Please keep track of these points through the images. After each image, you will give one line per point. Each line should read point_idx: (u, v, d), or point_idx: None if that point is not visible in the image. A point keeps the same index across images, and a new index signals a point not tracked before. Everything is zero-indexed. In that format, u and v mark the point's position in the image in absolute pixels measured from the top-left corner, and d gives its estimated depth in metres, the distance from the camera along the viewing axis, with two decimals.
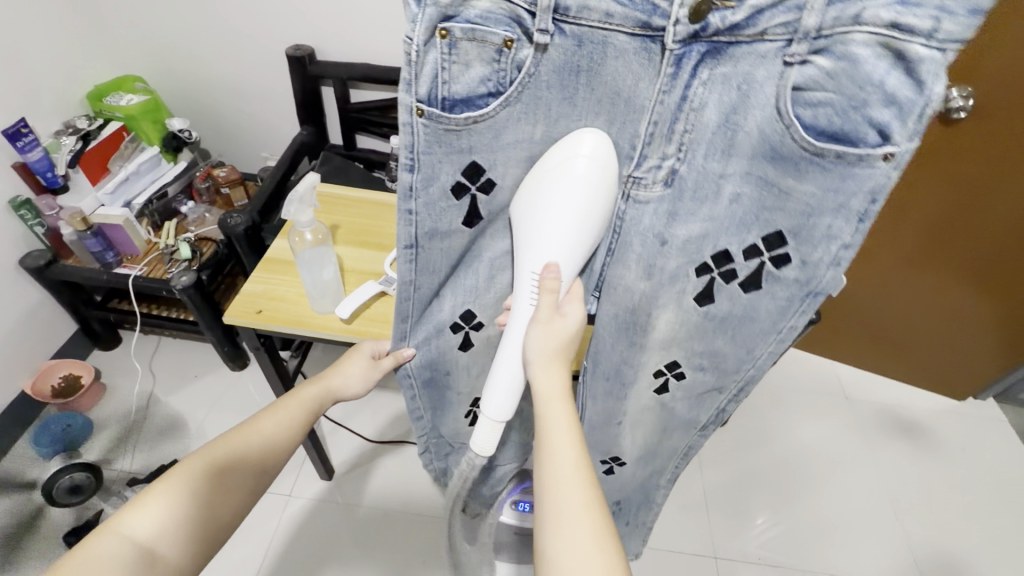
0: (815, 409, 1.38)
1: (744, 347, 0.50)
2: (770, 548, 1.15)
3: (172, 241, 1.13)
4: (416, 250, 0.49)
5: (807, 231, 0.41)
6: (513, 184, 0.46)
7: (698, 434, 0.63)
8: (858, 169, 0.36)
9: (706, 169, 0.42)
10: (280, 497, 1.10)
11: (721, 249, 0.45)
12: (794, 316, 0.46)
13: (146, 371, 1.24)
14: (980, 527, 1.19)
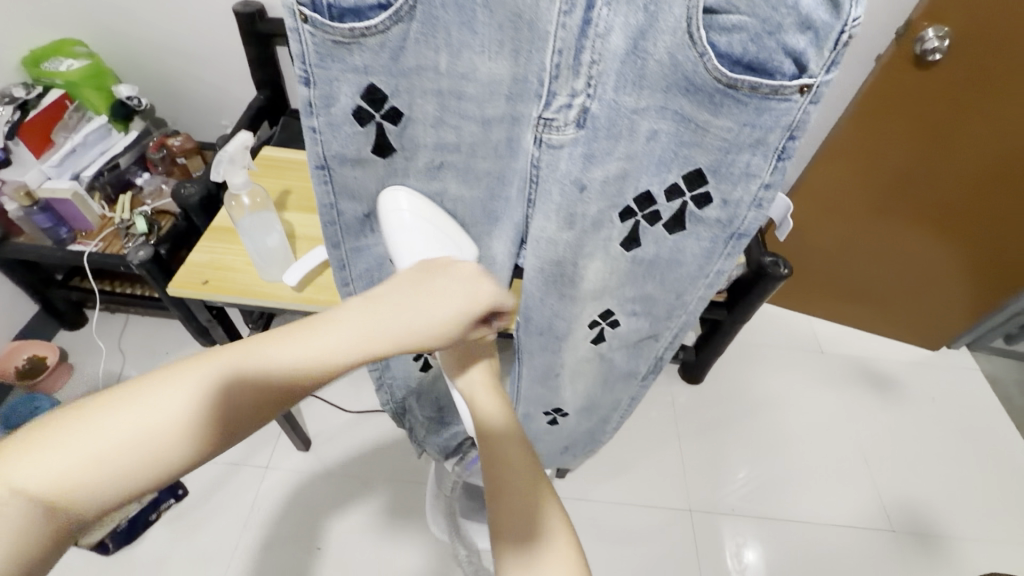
0: (791, 364, 1.39)
1: (672, 292, 0.53)
2: (748, 500, 1.18)
3: (126, 215, 1.08)
4: (331, 181, 0.45)
5: (726, 167, 0.40)
6: (430, 124, 0.42)
7: (639, 383, 0.68)
8: (775, 103, 0.35)
9: (620, 105, 0.38)
10: (258, 469, 1.10)
11: (643, 190, 0.44)
12: (720, 259, 0.48)
13: (114, 350, 1.21)
14: (947, 470, 1.23)
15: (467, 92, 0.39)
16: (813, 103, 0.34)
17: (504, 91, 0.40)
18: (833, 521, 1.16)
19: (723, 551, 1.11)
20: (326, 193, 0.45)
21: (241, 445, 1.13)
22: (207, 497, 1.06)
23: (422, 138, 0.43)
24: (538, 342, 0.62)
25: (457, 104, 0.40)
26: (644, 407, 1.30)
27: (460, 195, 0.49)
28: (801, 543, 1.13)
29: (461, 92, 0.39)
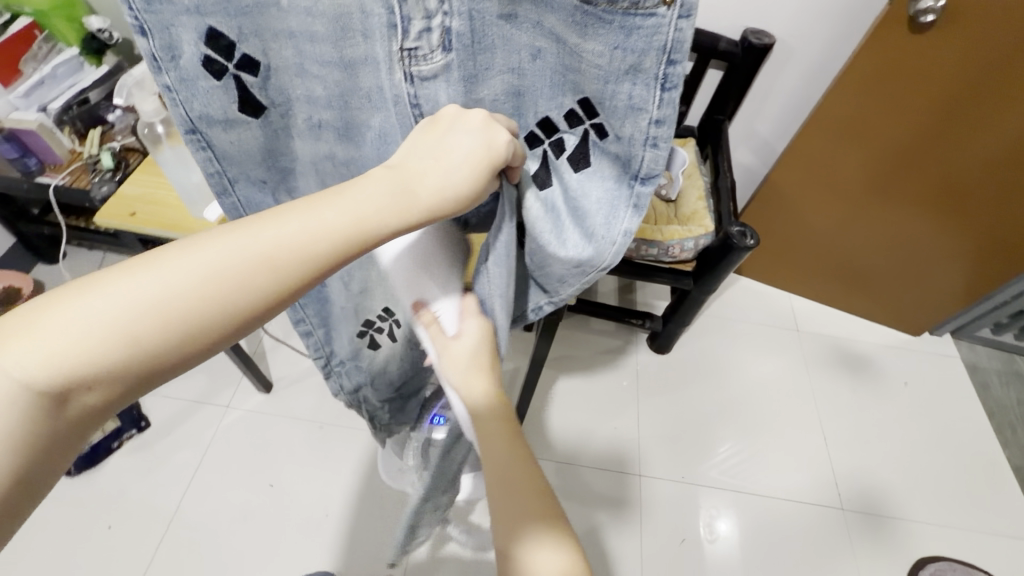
0: (766, 343, 1.37)
1: (573, 257, 0.46)
2: (733, 474, 1.18)
3: (95, 151, 1.07)
4: (209, 148, 0.43)
5: (610, 100, 0.39)
6: (294, 73, 0.42)
7: None
8: (640, 18, 0.34)
9: (480, 13, 0.37)
10: (219, 408, 1.13)
11: (543, 117, 0.44)
12: (627, 215, 0.44)
13: None
14: (911, 455, 1.22)
15: (317, 32, 0.40)
16: (684, 17, 0.34)
17: (357, 27, 0.39)
18: (784, 495, 1.16)
19: (697, 519, 1.13)
20: (207, 161, 0.43)
21: (205, 384, 1.16)
22: (170, 430, 1.10)
23: (291, 89, 0.43)
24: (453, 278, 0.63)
25: (310, 47, 0.40)
26: (607, 374, 1.30)
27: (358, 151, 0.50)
28: (768, 514, 1.14)
29: (309, 32, 0.40)
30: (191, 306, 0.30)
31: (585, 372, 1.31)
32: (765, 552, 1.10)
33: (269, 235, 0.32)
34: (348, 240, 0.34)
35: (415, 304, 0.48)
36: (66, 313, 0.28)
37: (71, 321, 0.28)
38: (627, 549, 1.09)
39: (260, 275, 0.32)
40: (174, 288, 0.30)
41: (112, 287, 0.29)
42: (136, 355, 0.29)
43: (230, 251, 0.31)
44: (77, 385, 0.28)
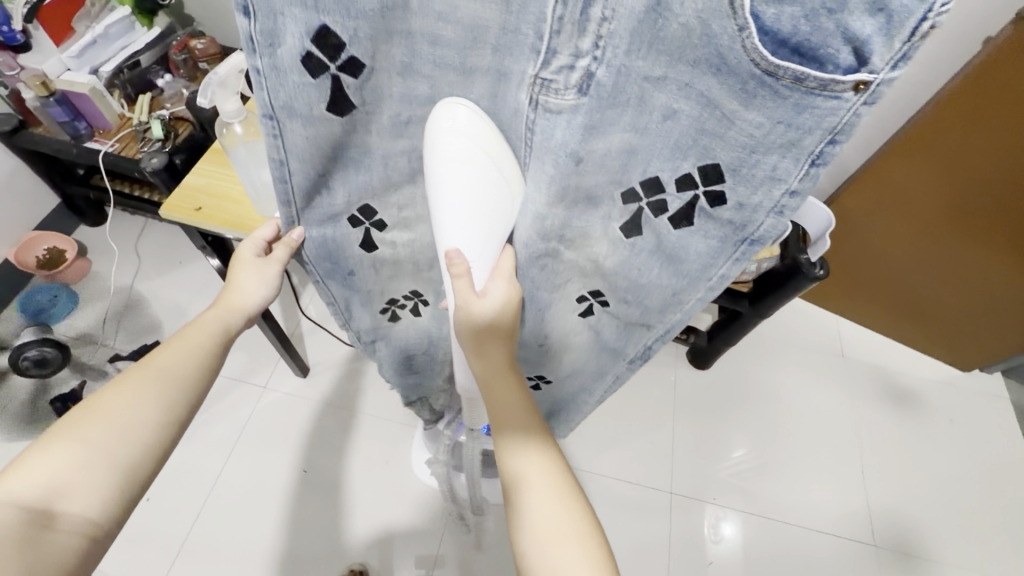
0: (805, 364, 1.33)
1: (667, 289, 0.43)
2: (742, 477, 1.18)
3: (145, 118, 1.04)
4: (282, 137, 0.35)
5: (748, 168, 0.31)
6: (397, 72, 0.34)
7: (626, 365, 0.59)
8: (819, 101, 0.25)
9: (629, 70, 0.30)
10: (256, 388, 1.13)
11: (650, 177, 0.35)
12: (726, 263, 0.38)
13: (130, 253, 1.22)
14: (950, 496, 1.18)
15: (444, 37, 0.32)
16: (869, 105, 0.25)
17: (491, 41, 0.32)
18: (813, 525, 1.14)
19: (700, 522, 1.13)
20: (275, 149, 0.35)
21: (245, 360, 1.16)
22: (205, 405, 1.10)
23: (388, 89, 0.35)
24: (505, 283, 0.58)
25: (430, 49, 0.32)
26: (644, 384, 1.28)
27: None
28: (787, 534, 1.13)
29: (435, 36, 0.32)
30: (134, 436, 0.43)
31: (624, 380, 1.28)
32: (767, 562, 1.10)
33: (138, 376, 0.46)
34: (199, 356, 0.50)
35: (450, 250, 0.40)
36: (17, 480, 0.39)
37: (25, 481, 0.39)
38: (639, 556, 1.09)
39: (150, 400, 0.45)
40: (89, 430, 0.42)
41: (48, 449, 0.40)
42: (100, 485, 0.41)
43: (155, 397, 0.46)
44: (51, 505, 0.38)
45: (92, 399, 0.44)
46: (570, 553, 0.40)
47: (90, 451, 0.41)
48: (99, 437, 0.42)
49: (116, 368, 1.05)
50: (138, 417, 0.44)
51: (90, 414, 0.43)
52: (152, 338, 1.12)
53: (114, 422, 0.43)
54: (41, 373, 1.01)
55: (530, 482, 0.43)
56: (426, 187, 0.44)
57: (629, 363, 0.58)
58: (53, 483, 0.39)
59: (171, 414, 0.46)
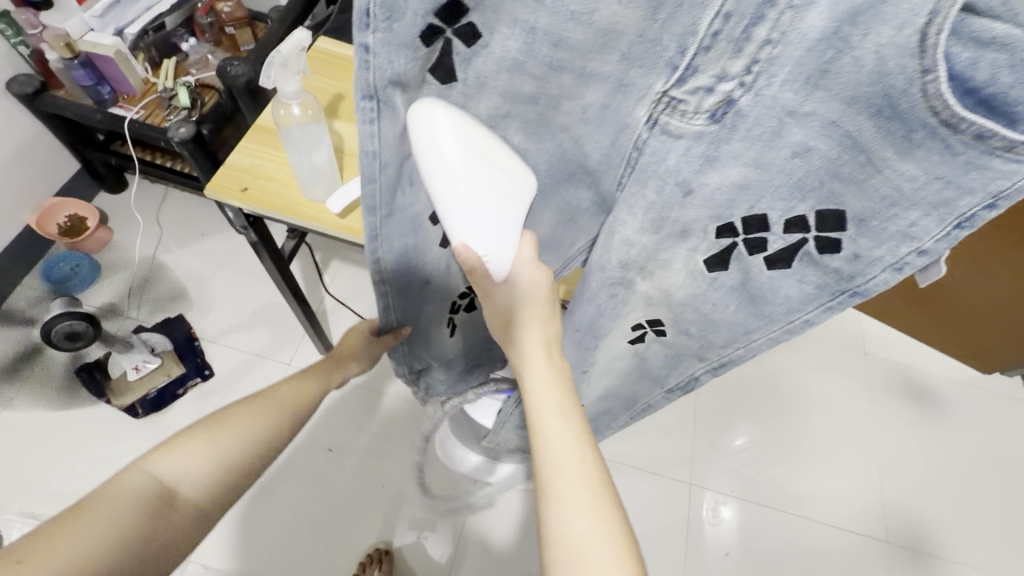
0: (826, 361, 1.32)
1: (739, 326, 0.44)
2: (745, 465, 1.19)
3: (171, 83, 1.00)
4: (378, 121, 0.33)
5: (877, 222, 0.31)
6: (505, 68, 0.32)
7: (663, 394, 0.60)
8: (997, 162, 0.25)
9: (775, 102, 0.29)
10: (280, 366, 1.08)
11: (757, 214, 0.35)
12: (815, 308, 0.39)
13: (152, 223, 1.20)
14: (963, 495, 1.20)
15: (570, 39, 0.29)
16: None
17: (621, 47, 0.29)
18: (826, 520, 1.15)
19: (699, 504, 1.15)
20: (370, 136, 0.34)
21: (268, 338, 1.10)
22: (231, 382, 1.05)
23: (490, 80, 0.33)
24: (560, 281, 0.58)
25: (551, 52, 0.30)
26: None
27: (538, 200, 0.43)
28: (791, 527, 1.14)
29: (560, 37, 0.29)
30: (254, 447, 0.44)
31: None
32: (762, 547, 1.12)
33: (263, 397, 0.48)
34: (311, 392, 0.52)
35: (458, 246, 0.39)
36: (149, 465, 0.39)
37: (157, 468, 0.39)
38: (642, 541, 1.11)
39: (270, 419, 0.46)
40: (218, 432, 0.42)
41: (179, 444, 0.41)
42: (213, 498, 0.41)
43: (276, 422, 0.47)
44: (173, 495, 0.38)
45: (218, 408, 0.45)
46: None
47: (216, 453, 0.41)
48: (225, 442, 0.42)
49: (144, 340, 1.04)
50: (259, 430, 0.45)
51: (221, 417, 0.44)
52: (177, 311, 1.11)
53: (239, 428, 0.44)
54: (75, 347, 1.02)
55: (564, 495, 0.37)
56: None
57: (667, 393, 0.59)
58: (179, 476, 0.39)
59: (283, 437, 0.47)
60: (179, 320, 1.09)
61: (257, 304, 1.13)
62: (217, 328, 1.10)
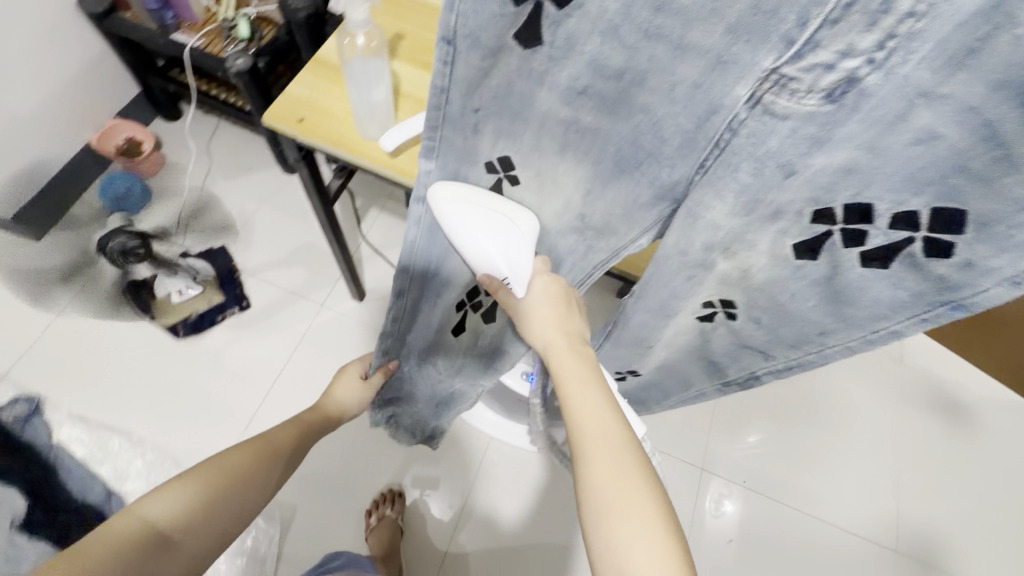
0: (855, 366, 1.28)
1: (815, 326, 0.43)
2: (755, 462, 1.17)
3: (231, 15, 1.00)
4: (452, 65, 0.37)
5: (1004, 225, 0.29)
6: (599, 32, 0.32)
7: (718, 386, 0.59)
8: None
9: (911, 80, 0.27)
10: (314, 305, 1.11)
11: (864, 203, 0.34)
12: (904, 319, 0.37)
13: (202, 153, 1.22)
14: (981, 513, 1.16)
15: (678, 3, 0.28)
16: None
17: (727, 20, 0.28)
18: (840, 524, 1.14)
19: (703, 498, 1.14)
20: (443, 75, 0.37)
21: (305, 276, 1.13)
22: (267, 317, 1.08)
23: (582, 43, 0.33)
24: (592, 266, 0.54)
25: (651, 15, 0.30)
26: None
27: (603, 188, 0.42)
28: (797, 528, 1.13)
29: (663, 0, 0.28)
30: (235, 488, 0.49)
31: None
32: (763, 539, 1.12)
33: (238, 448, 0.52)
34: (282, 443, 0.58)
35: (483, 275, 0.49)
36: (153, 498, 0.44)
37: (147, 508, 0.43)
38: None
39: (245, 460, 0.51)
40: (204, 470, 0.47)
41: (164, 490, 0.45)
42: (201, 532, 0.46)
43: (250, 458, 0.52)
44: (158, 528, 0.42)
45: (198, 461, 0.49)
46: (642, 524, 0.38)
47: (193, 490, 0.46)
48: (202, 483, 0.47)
49: (188, 266, 1.09)
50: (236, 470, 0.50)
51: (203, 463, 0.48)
52: (221, 242, 1.14)
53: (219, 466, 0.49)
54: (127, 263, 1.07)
55: (599, 450, 0.41)
56: (574, 160, 0.42)
57: (721, 385, 0.58)
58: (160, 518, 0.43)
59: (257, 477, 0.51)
60: (221, 252, 1.12)
61: (297, 244, 1.16)
62: (256, 262, 1.13)
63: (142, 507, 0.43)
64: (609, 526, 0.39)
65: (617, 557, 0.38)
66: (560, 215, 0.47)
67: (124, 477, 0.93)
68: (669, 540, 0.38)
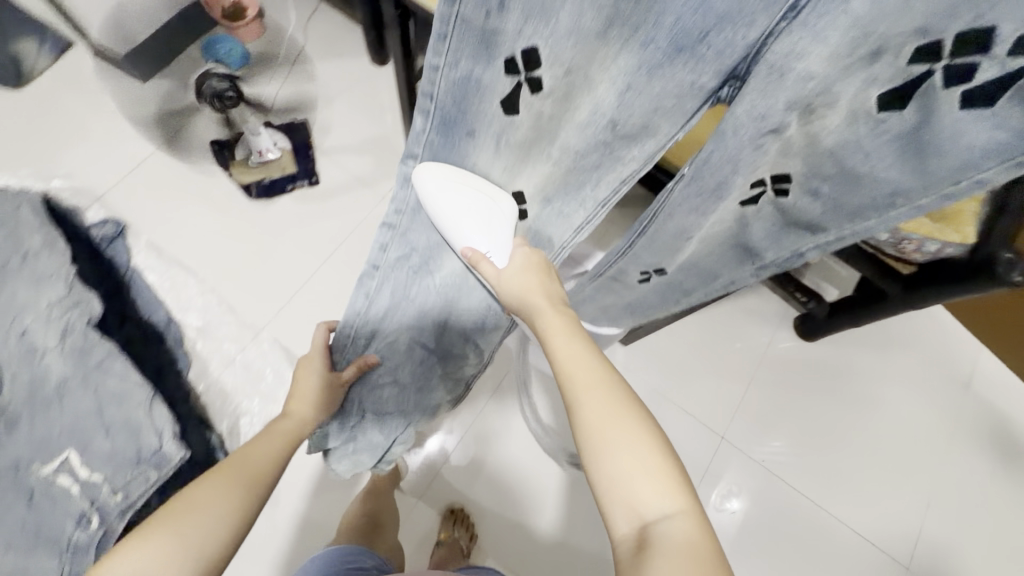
0: (913, 378, 1.19)
1: (889, 185, 0.45)
2: (779, 471, 1.11)
3: None
4: None
5: None
6: None
7: (752, 273, 0.62)
8: None
9: None
10: (377, 195, 1.13)
11: (987, 26, 0.33)
12: (993, 167, 0.39)
13: (299, 31, 1.24)
14: (1017, 555, 1.08)
15: None
16: None
17: None
18: (853, 530, 1.08)
19: (709, 494, 1.09)
20: None
21: (372, 165, 1.16)
22: (331, 196, 1.12)
23: None
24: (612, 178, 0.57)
25: None
26: (739, 337, 1.18)
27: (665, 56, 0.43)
28: (809, 523, 1.08)
29: None
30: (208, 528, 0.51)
31: (716, 321, 1.19)
32: (770, 532, 1.08)
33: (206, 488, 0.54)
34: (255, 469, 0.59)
35: (464, 249, 0.59)
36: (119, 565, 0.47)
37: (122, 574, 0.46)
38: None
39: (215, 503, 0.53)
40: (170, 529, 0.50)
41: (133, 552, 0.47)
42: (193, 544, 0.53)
43: (227, 498, 0.54)
44: None
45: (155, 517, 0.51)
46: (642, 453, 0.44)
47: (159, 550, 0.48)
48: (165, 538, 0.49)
49: (270, 133, 1.10)
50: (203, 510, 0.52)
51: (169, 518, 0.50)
52: (302, 118, 1.16)
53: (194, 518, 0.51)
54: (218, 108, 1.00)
55: (590, 398, 0.46)
56: (618, 43, 0.44)
57: (756, 269, 0.61)
58: None
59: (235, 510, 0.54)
60: (299, 127, 1.15)
61: (371, 133, 1.18)
62: (332, 143, 1.17)
63: None
64: (614, 466, 0.44)
65: (619, 480, 0.43)
66: (586, 125, 0.53)
67: (187, 309, 1.02)
68: (661, 455, 0.44)
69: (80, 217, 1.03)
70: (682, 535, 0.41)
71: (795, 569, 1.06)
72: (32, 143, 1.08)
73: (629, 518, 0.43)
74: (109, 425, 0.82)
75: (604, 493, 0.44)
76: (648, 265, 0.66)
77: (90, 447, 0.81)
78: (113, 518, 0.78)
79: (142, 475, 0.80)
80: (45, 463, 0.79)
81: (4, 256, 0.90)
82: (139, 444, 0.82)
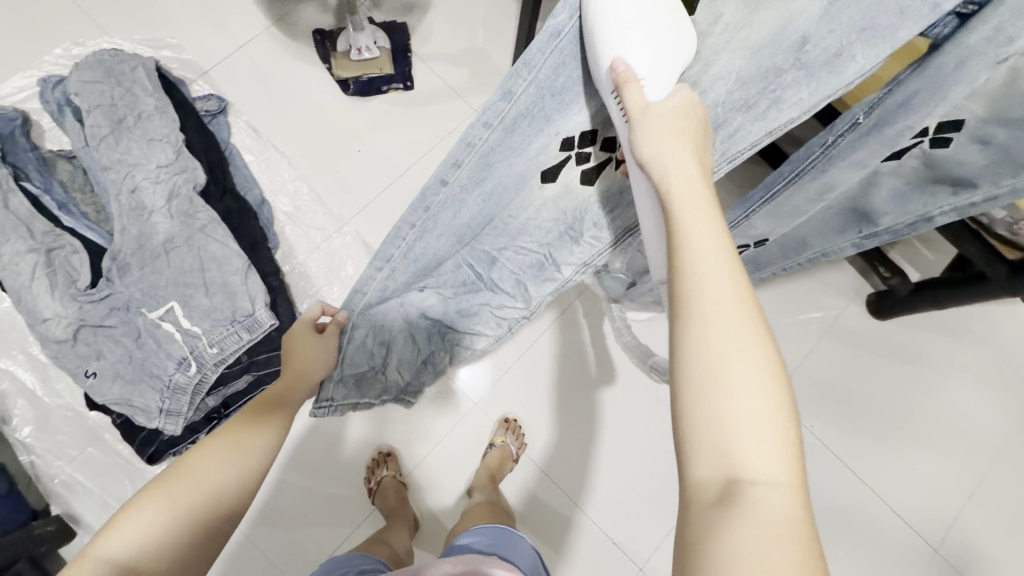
0: (981, 373, 1.15)
1: None
2: (818, 441, 1.11)
3: None
4: None
5: None
6: None
7: (852, 241, 0.64)
8: None
9: None
10: (467, 108, 1.13)
11: None
12: None
13: None
14: None
15: None
16: None
17: None
18: (887, 508, 1.09)
19: None
20: None
21: (466, 77, 1.14)
22: (426, 101, 1.12)
23: None
24: (755, 113, 0.46)
25: None
26: (809, 306, 1.17)
27: None
28: (844, 495, 1.09)
29: None
30: (215, 490, 0.51)
31: (785, 285, 1.17)
32: (802, 497, 1.09)
33: (217, 454, 0.53)
34: (271, 437, 0.59)
35: (614, 68, 0.41)
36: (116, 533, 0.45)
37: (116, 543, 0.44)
38: None
39: (225, 467, 0.53)
40: (180, 494, 0.49)
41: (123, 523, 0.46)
42: (194, 550, 0.48)
43: (237, 462, 0.54)
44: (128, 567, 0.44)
45: (161, 479, 0.50)
46: (750, 392, 0.33)
47: (155, 520, 0.47)
48: (168, 507, 0.48)
49: (371, 31, 1.10)
50: (212, 472, 0.52)
51: (176, 482, 0.50)
52: (404, 19, 1.15)
53: (207, 482, 0.51)
54: None
55: (703, 299, 0.35)
56: None
57: (861, 238, 0.63)
58: (123, 563, 0.44)
59: (247, 474, 0.54)
60: (399, 28, 1.14)
61: (466, 45, 1.16)
62: (429, 49, 1.15)
63: (99, 547, 0.44)
64: (704, 396, 0.33)
65: (719, 419, 0.32)
66: (761, 48, 0.42)
67: (278, 193, 1.06)
68: (784, 412, 0.33)
69: (187, 88, 1.05)
70: (786, 514, 0.30)
71: (825, 538, 1.07)
72: (144, 9, 1.09)
73: (717, 465, 0.32)
74: (209, 284, 0.88)
75: (694, 426, 0.33)
76: (753, 237, 0.67)
77: (191, 301, 0.87)
78: (208, 367, 0.86)
79: (235, 334, 0.87)
80: (151, 310, 0.86)
81: (121, 114, 0.94)
82: (233, 306, 0.87)
